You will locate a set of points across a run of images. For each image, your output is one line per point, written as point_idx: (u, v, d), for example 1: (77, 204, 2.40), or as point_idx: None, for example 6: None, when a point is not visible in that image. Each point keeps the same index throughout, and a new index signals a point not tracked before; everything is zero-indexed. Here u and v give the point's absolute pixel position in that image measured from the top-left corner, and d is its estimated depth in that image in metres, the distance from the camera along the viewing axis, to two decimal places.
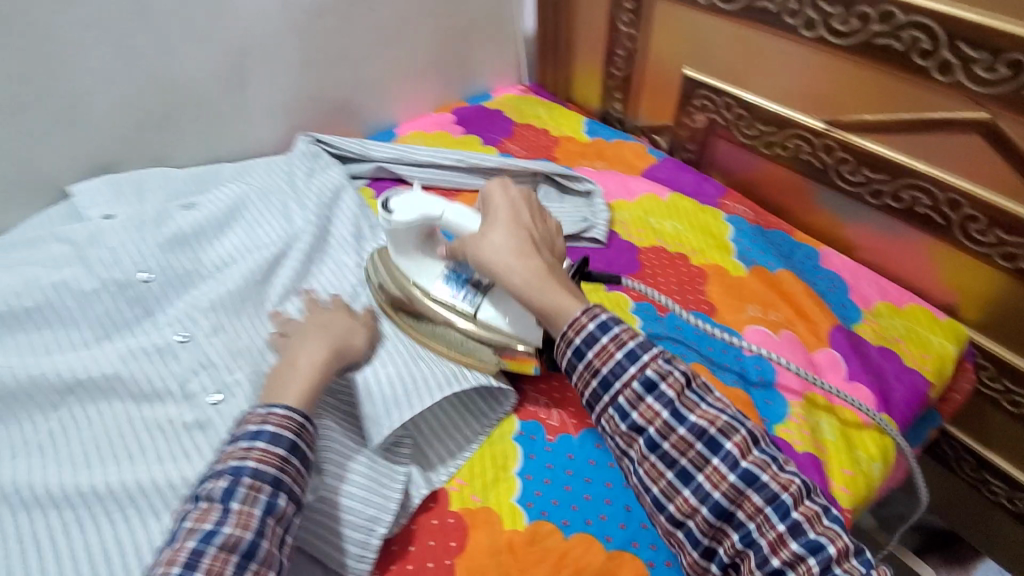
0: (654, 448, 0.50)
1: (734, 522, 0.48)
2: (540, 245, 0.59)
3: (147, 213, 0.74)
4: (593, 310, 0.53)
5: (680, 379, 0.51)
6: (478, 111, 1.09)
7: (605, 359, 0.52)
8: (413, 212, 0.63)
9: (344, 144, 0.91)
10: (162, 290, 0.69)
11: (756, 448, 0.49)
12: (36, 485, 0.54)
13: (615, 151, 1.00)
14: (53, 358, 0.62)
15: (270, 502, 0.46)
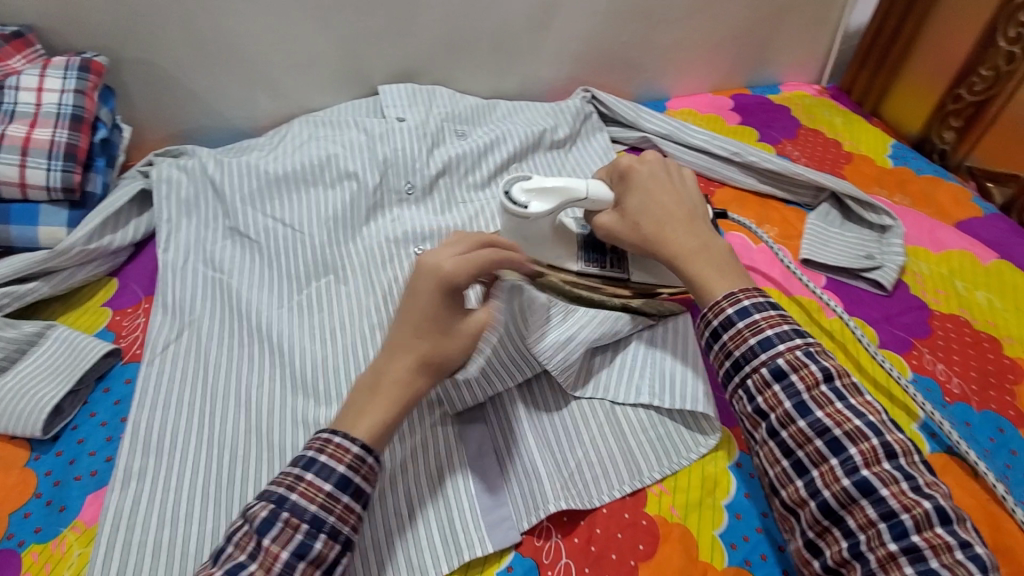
0: (771, 432, 0.47)
1: (842, 530, 0.43)
2: (684, 218, 0.56)
3: (431, 127, 0.80)
4: (737, 295, 0.51)
5: (817, 373, 0.46)
6: (764, 103, 0.98)
7: (738, 342, 0.49)
8: (555, 197, 0.55)
9: (620, 106, 0.86)
10: (418, 205, 0.76)
11: (889, 462, 0.43)
12: (287, 341, 0.61)
13: (924, 187, 0.82)
14: (330, 234, 0.70)
15: (302, 544, 0.40)
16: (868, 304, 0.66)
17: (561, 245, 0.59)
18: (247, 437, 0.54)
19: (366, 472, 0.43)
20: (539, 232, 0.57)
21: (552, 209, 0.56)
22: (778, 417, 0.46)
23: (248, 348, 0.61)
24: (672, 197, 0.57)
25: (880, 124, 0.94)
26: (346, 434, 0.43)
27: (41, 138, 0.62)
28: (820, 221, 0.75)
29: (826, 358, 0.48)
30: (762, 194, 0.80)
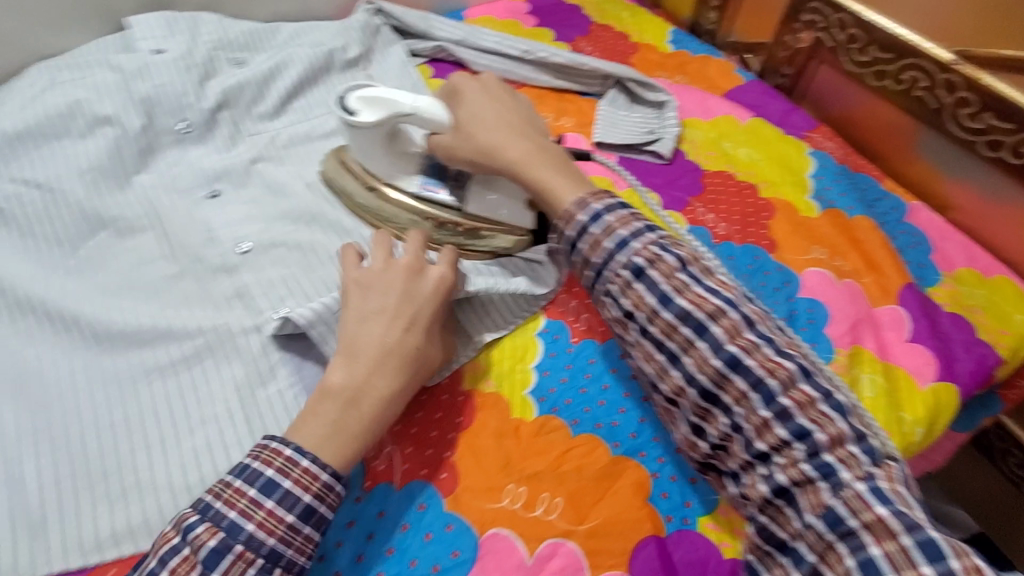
0: (642, 331, 0.47)
1: (721, 407, 0.44)
2: (518, 126, 0.56)
3: (198, 57, 0.71)
4: (586, 200, 0.50)
5: (671, 261, 0.46)
6: (558, 3, 1.00)
7: (595, 250, 0.48)
8: (379, 110, 0.57)
9: (408, 16, 0.83)
10: (202, 143, 0.69)
11: (754, 334, 0.44)
12: (63, 307, 0.54)
13: (698, 66, 0.90)
14: (95, 191, 0.62)
15: (307, 508, 0.40)
16: (653, 174, 0.74)
17: (393, 162, 0.61)
18: (37, 415, 0.49)
19: (331, 501, 0.41)
20: (372, 147, 0.59)
21: (380, 122, 0.57)
22: (645, 314, 0.46)
23: (23, 325, 0.54)
24: (501, 110, 0.58)
25: (662, 14, 1.01)
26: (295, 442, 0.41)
27: None
28: (609, 105, 0.80)
29: (677, 247, 0.48)
30: (559, 89, 0.83)
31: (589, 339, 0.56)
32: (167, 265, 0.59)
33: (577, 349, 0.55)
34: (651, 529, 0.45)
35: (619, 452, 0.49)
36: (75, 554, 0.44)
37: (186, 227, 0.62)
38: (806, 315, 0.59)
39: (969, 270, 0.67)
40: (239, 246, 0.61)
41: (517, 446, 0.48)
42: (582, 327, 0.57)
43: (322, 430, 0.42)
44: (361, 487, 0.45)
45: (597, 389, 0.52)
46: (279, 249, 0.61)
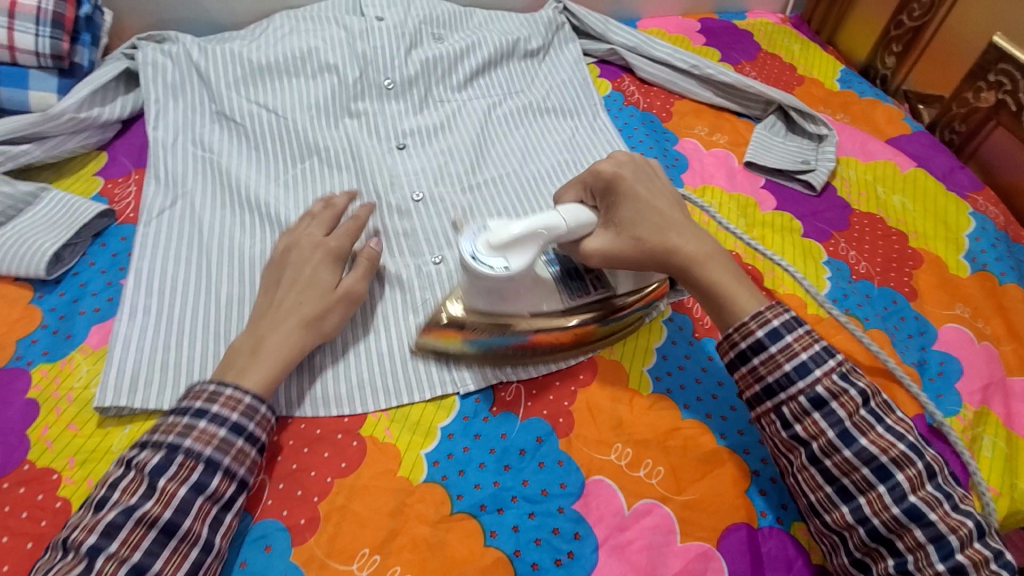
0: (814, 460, 0.45)
1: (889, 548, 0.43)
2: (685, 221, 0.50)
3: (409, 28, 0.83)
4: (763, 315, 0.46)
5: (855, 397, 0.44)
6: (729, 27, 1.02)
7: (771, 367, 0.46)
8: (525, 252, 0.47)
9: (590, 18, 0.89)
10: (398, 100, 0.79)
11: (932, 484, 0.43)
12: (275, 211, 0.65)
13: (864, 109, 0.89)
14: (313, 124, 0.74)
15: (237, 425, 0.44)
16: (798, 202, 0.75)
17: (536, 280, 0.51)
18: (239, 285, 0.60)
19: (261, 420, 0.45)
20: (518, 288, 0.49)
21: (531, 257, 0.47)
22: (820, 444, 0.44)
23: (241, 218, 0.66)
24: (662, 198, 0.50)
25: (834, 52, 1.01)
26: (236, 387, 0.45)
27: (26, 4, 0.60)
28: (766, 130, 0.82)
29: (859, 375, 0.46)
30: (716, 107, 0.86)
31: (711, 337, 0.59)
32: (355, 196, 0.69)
33: (698, 344, 0.58)
34: (745, 517, 0.48)
35: (725, 443, 0.52)
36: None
37: (375, 167, 0.72)
38: (938, 365, 0.59)
39: None
40: (415, 194, 0.70)
41: (630, 412, 0.53)
42: (707, 324, 0.60)
43: (251, 370, 0.47)
44: (489, 410, 0.52)
45: (712, 382, 0.56)
46: (447, 204, 0.70)
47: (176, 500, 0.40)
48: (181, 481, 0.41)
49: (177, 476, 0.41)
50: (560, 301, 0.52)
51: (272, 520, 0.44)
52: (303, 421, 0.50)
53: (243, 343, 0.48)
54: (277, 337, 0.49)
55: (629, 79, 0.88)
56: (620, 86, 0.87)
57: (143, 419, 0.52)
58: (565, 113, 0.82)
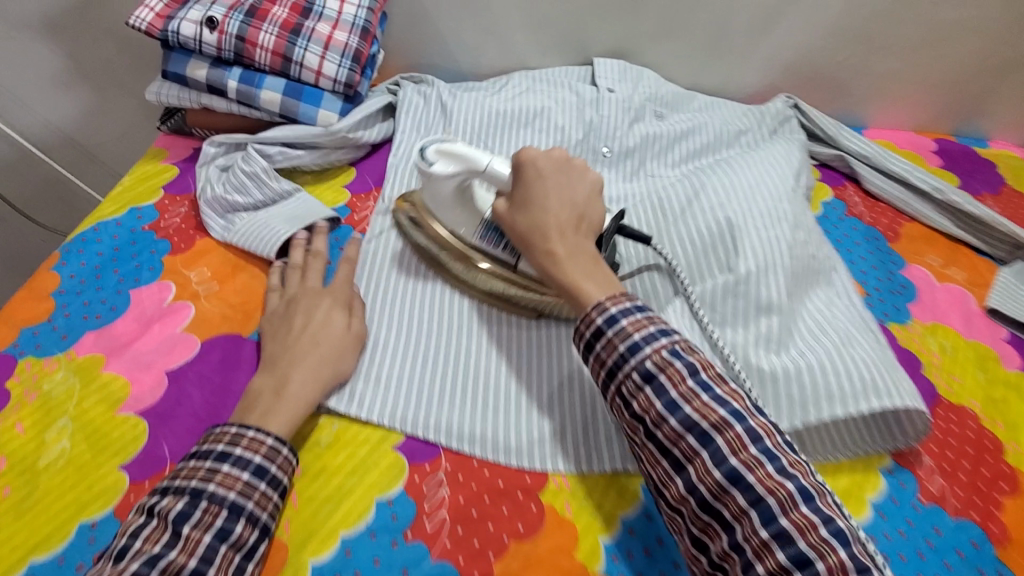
0: (692, 490, 0.44)
1: (722, 523, 0.43)
2: (570, 226, 0.54)
3: (636, 103, 0.85)
4: (604, 304, 0.49)
5: (683, 370, 0.46)
6: (970, 153, 0.93)
7: (609, 350, 0.48)
8: (454, 164, 0.59)
9: (822, 120, 0.84)
10: (612, 168, 0.81)
11: (757, 447, 0.43)
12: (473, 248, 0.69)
13: None
14: None
15: (258, 467, 0.46)
16: None
17: (460, 214, 0.62)
18: (450, 309, 0.63)
19: (281, 463, 0.47)
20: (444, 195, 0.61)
21: (454, 174, 0.60)
22: (682, 450, 0.45)
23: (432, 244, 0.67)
24: (563, 200, 0.56)
25: None
26: (262, 429, 0.48)
27: (338, 40, 0.71)
28: (1014, 276, 0.72)
29: (691, 352, 0.47)
30: (952, 239, 0.77)
31: (940, 506, 0.52)
32: None
33: (923, 510, 0.52)
34: None
35: None
36: (433, 429, 0.54)
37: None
38: None
39: None
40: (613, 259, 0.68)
41: None
42: (934, 489, 0.53)
43: (276, 411, 0.49)
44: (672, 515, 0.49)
45: (939, 563, 0.49)
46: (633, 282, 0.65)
47: (199, 552, 0.42)
48: (205, 531, 0.42)
49: (200, 524, 0.42)
50: (473, 227, 0.61)
51: (447, 563, 0.47)
52: (485, 467, 0.52)
53: (266, 384, 0.51)
54: (299, 375, 0.52)
55: (853, 189, 0.82)
56: (843, 195, 0.81)
57: (348, 421, 0.55)
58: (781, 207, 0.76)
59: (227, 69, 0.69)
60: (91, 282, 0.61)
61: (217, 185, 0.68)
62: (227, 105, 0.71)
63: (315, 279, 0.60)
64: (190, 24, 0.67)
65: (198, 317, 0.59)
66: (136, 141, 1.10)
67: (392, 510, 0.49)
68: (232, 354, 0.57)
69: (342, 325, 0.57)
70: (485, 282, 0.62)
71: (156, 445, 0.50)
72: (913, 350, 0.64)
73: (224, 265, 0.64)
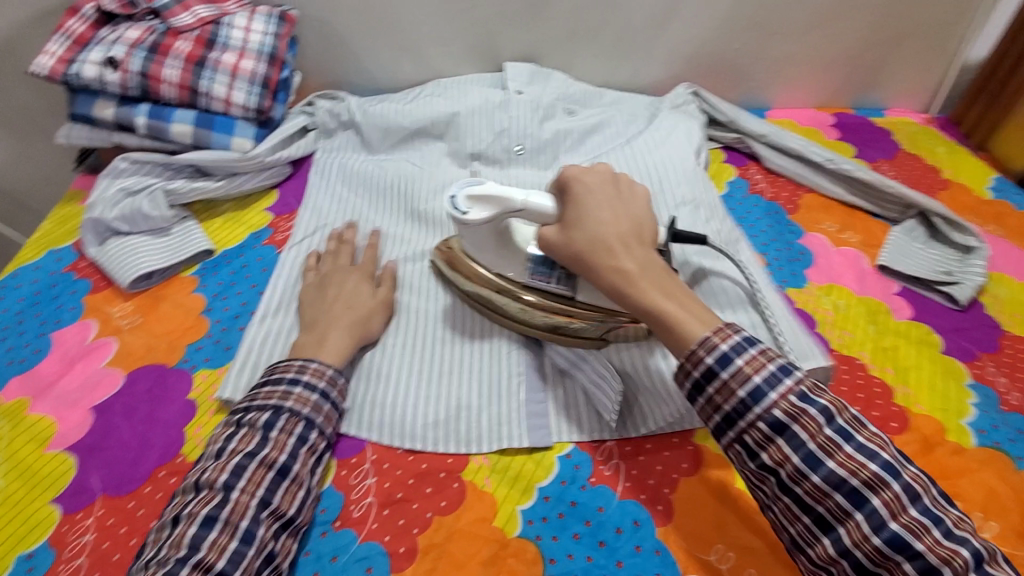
0: (785, 488, 0.45)
1: (800, 508, 0.44)
2: (632, 236, 0.52)
3: (544, 102, 0.89)
4: (713, 342, 0.47)
5: (816, 416, 0.44)
6: (866, 124, 1.01)
7: (777, 453, 0.44)
8: (489, 210, 0.56)
9: (719, 105, 0.91)
10: (526, 165, 0.85)
11: (917, 509, 0.42)
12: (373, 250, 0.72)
13: (1020, 223, 0.83)
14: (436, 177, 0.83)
15: (302, 433, 0.52)
16: (939, 315, 0.69)
17: (493, 253, 0.60)
18: None
19: (326, 415, 0.54)
20: (481, 237, 0.59)
21: (488, 218, 0.57)
22: (788, 472, 0.44)
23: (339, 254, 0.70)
24: (613, 212, 0.53)
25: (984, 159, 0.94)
26: (321, 362, 0.56)
27: (245, 68, 0.74)
28: (904, 234, 0.78)
29: (821, 394, 0.45)
30: (849, 205, 0.83)
31: None
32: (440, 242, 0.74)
33: None
34: None
35: None
36: (353, 425, 0.58)
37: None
38: None
39: None
40: None
41: (736, 512, 0.52)
42: None
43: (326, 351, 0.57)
44: (587, 479, 0.55)
45: None
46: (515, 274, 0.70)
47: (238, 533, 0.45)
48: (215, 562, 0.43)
49: (243, 496, 0.47)
50: (523, 272, 0.59)
51: (375, 543, 0.51)
52: (411, 455, 0.56)
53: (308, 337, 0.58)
54: (337, 334, 0.59)
55: (755, 168, 0.88)
56: (746, 173, 0.87)
57: None
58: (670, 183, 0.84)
59: (135, 106, 0.72)
60: (12, 328, 0.62)
61: (110, 209, 0.69)
62: (138, 140, 0.73)
63: (344, 259, 0.67)
64: (93, 66, 0.69)
65: (119, 351, 0.60)
66: (62, 185, 1.09)
67: (323, 504, 0.53)
68: (158, 385, 0.58)
69: (369, 293, 0.64)
70: (506, 304, 0.61)
71: (86, 476, 0.52)
72: (809, 310, 0.69)
73: (146, 298, 0.66)
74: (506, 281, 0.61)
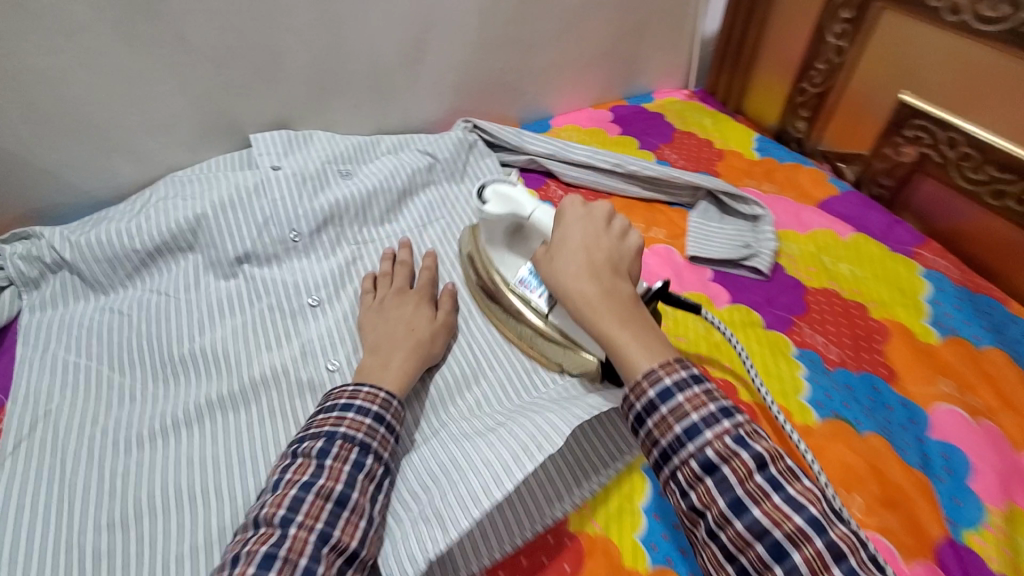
0: (710, 534, 0.41)
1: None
2: (594, 249, 0.53)
3: (310, 172, 0.77)
4: (657, 372, 0.45)
5: (749, 461, 0.41)
6: (640, 112, 1.04)
7: (663, 429, 0.44)
8: (504, 207, 0.62)
9: (501, 130, 0.87)
10: (308, 254, 0.73)
11: (841, 570, 0.37)
12: (129, 427, 0.57)
13: (787, 174, 0.89)
14: (200, 304, 0.67)
15: (358, 461, 0.47)
16: (750, 290, 0.72)
17: (512, 255, 0.66)
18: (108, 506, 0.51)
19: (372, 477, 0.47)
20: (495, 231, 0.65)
21: (504, 214, 0.62)
22: (714, 515, 0.41)
23: (93, 451, 0.54)
24: (584, 235, 0.54)
25: (744, 121, 1.01)
26: (371, 386, 0.52)
27: None
28: (700, 217, 0.80)
29: (759, 439, 0.42)
30: (646, 200, 0.84)
31: None
32: (215, 389, 0.60)
33: None
34: None
35: None
36: None
37: (282, 334, 0.66)
38: (943, 461, 0.54)
39: None
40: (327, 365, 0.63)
41: None
42: None
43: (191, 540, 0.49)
44: None
45: None
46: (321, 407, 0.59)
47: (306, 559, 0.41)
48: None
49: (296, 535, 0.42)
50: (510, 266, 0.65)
51: None
52: None
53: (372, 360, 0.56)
54: (400, 357, 0.57)
55: (555, 185, 0.86)
56: (547, 194, 0.85)
57: None
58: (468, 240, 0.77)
59: None
60: None
61: None
62: None
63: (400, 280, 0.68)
64: None
65: None
66: None
67: None
68: None
69: (429, 316, 0.64)
70: (516, 326, 0.64)
71: None
72: None
73: None
74: (514, 299, 0.63)
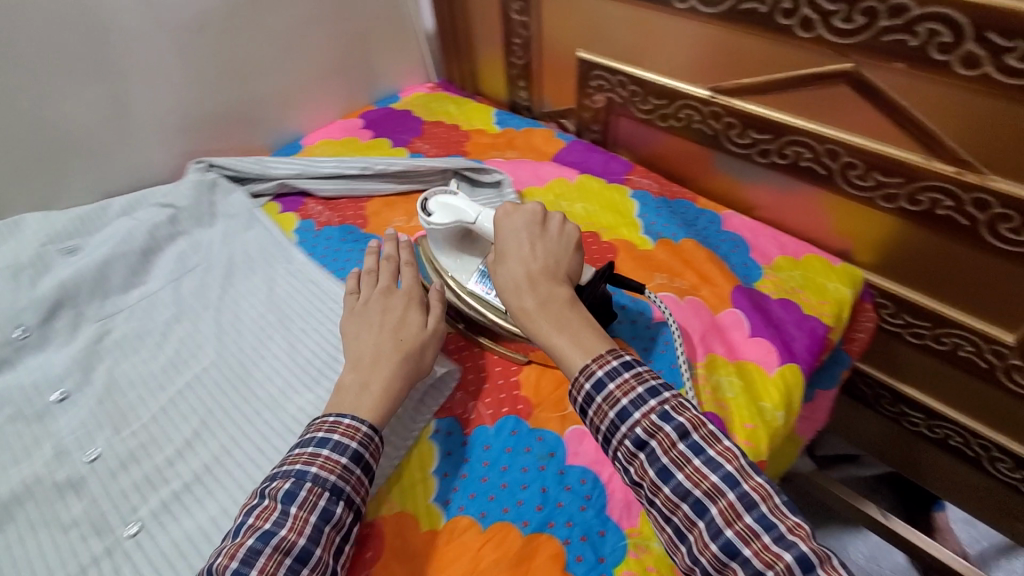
0: (650, 502, 0.45)
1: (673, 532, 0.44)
2: (541, 272, 0.55)
3: (23, 261, 0.70)
4: (590, 366, 0.49)
5: (672, 432, 0.45)
6: (389, 113, 1.07)
7: (602, 417, 0.48)
8: (449, 216, 0.65)
9: (241, 163, 0.87)
10: (43, 347, 0.67)
11: (753, 516, 0.41)
12: None
13: (525, 139, 0.99)
14: None
15: (325, 510, 0.47)
16: None
17: (468, 257, 0.68)
18: None
19: (355, 483, 0.49)
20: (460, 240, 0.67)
21: (450, 224, 0.66)
22: (649, 486, 0.45)
23: None
24: (541, 250, 0.57)
25: (483, 100, 1.11)
26: (355, 417, 0.51)
27: None
28: (454, 195, 0.85)
29: (682, 412, 0.46)
30: (405, 192, 0.89)
31: (481, 425, 0.59)
32: None
33: (472, 440, 0.58)
34: None
35: (530, 529, 0.51)
36: None
37: (29, 442, 0.59)
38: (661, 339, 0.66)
39: (808, 256, 0.75)
40: (88, 454, 0.58)
41: (432, 560, 0.50)
42: (471, 415, 0.60)
43: None
44: None
45: (497, 473, 0.55)
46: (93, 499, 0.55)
47: None
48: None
49: None
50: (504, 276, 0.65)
51: None
52: None
53: (351, 382, 0.54)
54: (382, 371, 0.55)
55: (313, 202, 0.87)
56: (307, 213, 0.86)
57: None
58: (228, 279, 0.74)
59: None
60: None
61: None
62: None
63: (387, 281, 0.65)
64: None
65: None
66: None
67: None
68: None
69: (420, 323, 0.59)
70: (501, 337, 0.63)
71: None
72: None
73: None
74: (480, 303, 0.64)
